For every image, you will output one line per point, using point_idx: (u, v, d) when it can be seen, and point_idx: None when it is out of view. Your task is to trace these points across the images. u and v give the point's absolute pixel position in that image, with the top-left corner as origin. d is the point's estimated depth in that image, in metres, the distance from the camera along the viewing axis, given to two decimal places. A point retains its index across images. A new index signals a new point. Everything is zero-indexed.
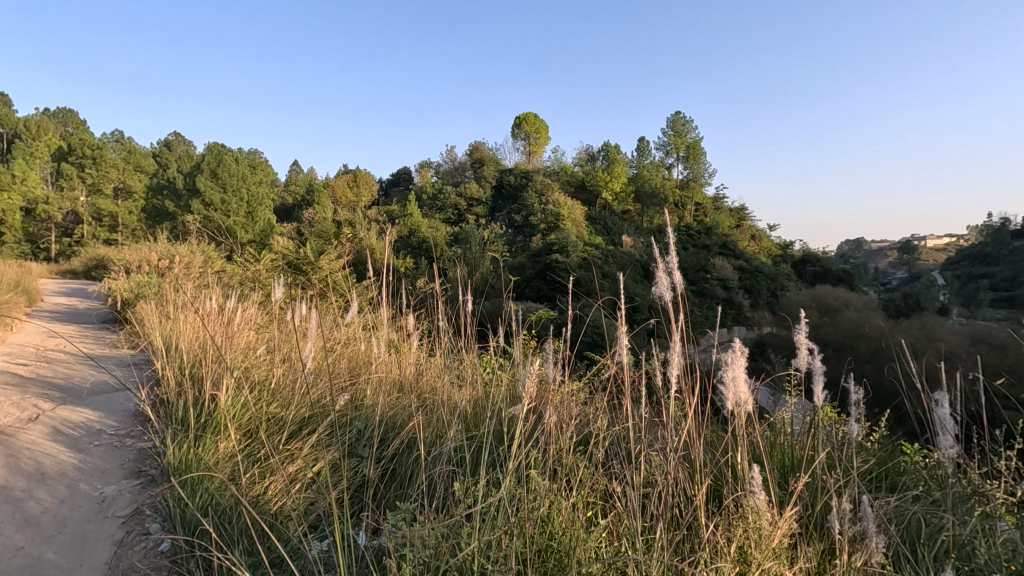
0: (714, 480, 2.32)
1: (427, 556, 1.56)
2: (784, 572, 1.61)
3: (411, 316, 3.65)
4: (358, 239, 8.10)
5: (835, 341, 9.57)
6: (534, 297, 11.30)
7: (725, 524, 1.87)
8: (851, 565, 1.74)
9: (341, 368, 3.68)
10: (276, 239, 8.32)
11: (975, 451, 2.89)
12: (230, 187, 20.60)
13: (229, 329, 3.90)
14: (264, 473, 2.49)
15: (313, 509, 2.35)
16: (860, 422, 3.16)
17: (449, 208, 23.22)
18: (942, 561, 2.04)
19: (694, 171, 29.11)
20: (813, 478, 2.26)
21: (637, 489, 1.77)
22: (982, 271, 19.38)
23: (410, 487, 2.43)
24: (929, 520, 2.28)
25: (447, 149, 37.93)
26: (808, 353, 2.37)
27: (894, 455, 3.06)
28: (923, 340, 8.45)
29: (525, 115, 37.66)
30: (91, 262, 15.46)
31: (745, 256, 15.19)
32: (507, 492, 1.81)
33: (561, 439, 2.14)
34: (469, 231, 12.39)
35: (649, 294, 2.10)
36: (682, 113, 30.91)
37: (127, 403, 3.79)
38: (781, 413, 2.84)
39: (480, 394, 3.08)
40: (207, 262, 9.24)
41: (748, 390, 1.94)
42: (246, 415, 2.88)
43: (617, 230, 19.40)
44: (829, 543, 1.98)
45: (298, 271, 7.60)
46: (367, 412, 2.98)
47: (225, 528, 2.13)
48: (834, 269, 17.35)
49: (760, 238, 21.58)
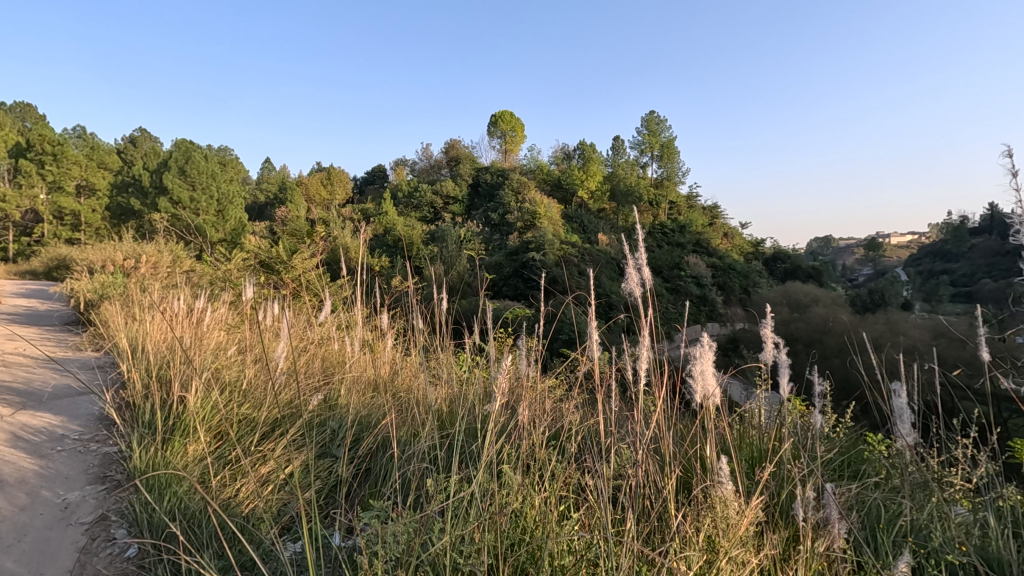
0: (684, 471, 2.37)
1: (400, 552, 1.55)
2: (749, 560, 1.65)
3: (385, 315, 3.60)
4: (331, 238, 8.05)
5: (805, 336, 9.76)
6: (511, 296, 11.35)
7: (693, 515, 1.90)
8: (815, 551, 1.78)
9: (314, 368, 3.63)
10: (247, 238, 8.16)
11: (934, 443, 3.00)
12: (199, 184, 20.17)
13: (199, 331, 3.82)
14: (235, 475, 2.46)
15: (286, 510, 2.33)
16: (826, 414, 3.26)
17: (425, 206, 23.08)
18: (900, 545, 2.12)
19: (668, 171, 29.51)
20: (779, 469, 2.32)
21: (608, 484, 1.79)
22: (944, 267, 20.09)
23: (383, 485, 2.43)
24: (889, 506, 2.38)
25: (422, 147, 37.71)
26: (774, 346, 2.45)
27: (857, 445, 3.16)
28: (887, 334, 8.75)
29: (500, 114, 37.53)
30: (52, 262, 14.98)
31: (717, 254, 15.47)
32: (478, 487, 1.82)
33: (535, 435, 2.16)
34: (445, 230, 12.34)
35: (620, 290, 2.13)
36: (656, 112, 31.24)
37: (91, 406, 3.68)
38: (750, 405, 2.91)
39: (455, 392, 3.09)
40: (175, 261, 9.05)
41: (715, 383, 2.00)
42: (215, 416, 2.83)
43: (593, 228, 19.57)
44: (794, 530, 2.03)
45: (270, 270, 7.50)
46: (341, 411, 2.98)
47: (193, 532, 2.10)
48: (803, 266, 17.78)
49: (732, 236, 21.99)
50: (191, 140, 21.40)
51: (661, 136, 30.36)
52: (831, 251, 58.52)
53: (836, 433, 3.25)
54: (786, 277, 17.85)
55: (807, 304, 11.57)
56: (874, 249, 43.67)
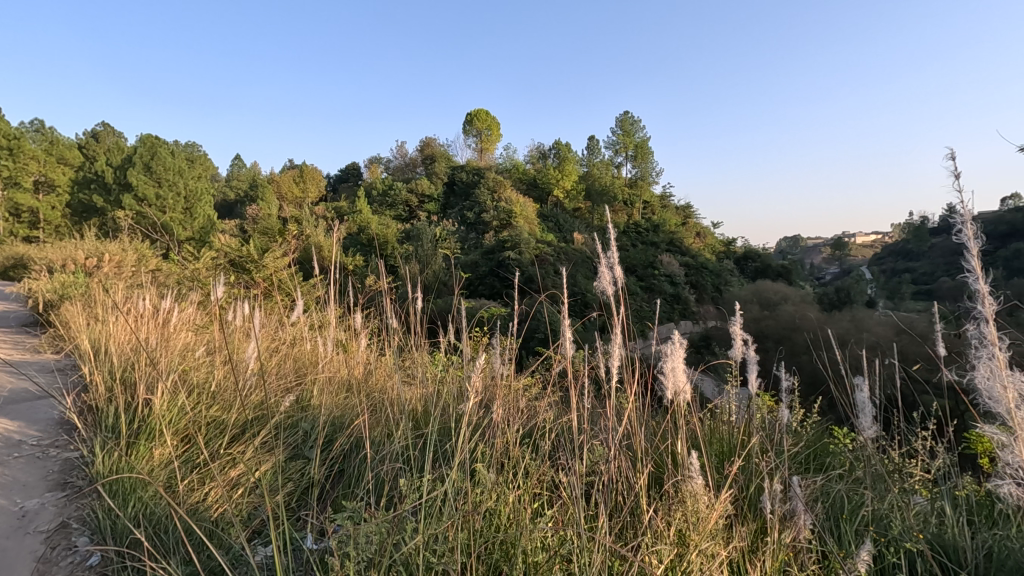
0: (655, 466, 2.41)
1: (372, 552, 1.54)
2: (718, 552, 1.68)
3: (359, 315, 3.56)
4: (304, 236, 7.93)
5: (775, 333, 10.00)
6: (487, 295, 11.35)
7: (665, 508, 1.94)
8: (782, 542, 1.82)
9: (286, 368, 3.57)
10: (216, 236, 7.99)
11: (896, 435, 3.12)
12: (166, 181, 19.66)
13: (165, 330, 3.73)
14: (203, 479, 2.41)
15: (256, 514, 2.29)
16: (793, 409, 3.35)
17: (400, 205, 22.91)
18: (862, 535, 2.18)
19: (643, 171, 29.89)
20: (747, 462, 2.37)
21: (580, 480, 1.82)
22: (905, 266, 20.79)
23: (356, 486, 2.41)
24: (851, 497, 2.46)
25: (397, 144, 37.38)
26: (743, 343, 2.51)
27: (823, 438, 3.26)
28: (853, 331, 9.01)
29: (476, 112, 37.52)
30: (8, 261, 14.38)
31: (690, 253, 15.76)
32: (451, 486, 1.82)
33: (509, 432, 2.16)
34: (420, 229, 12.29)
35: (591, 289, 2.16)
36: (630, 113, 31.65)
37: (51, 410, 3.56)
38: (721, 402, 2.98)
39: (429, 391, 3.07)
40: (141, 261, 8.81)
41: (685, 379, 2.04)
42: (183, 419, 2.75)
43: (569, 228, 19.73)
44: (762, 522, 2.08)
45: (240, 269, 7.36)
46: (313, 412, 2.95)
47: (159, 538, 2.05)
48: (773, 265, 18.22)
49: (704, 235, 22.41)
50: (158, 135, 20.83)
51: (635, 136, 30.75)
52: (800, 250, 60.19)
53: (803, 428, 3.34)
54: (756, 275, 18.26)
55: (777, 302, 11.85)
56: (841, 250, 44.96)
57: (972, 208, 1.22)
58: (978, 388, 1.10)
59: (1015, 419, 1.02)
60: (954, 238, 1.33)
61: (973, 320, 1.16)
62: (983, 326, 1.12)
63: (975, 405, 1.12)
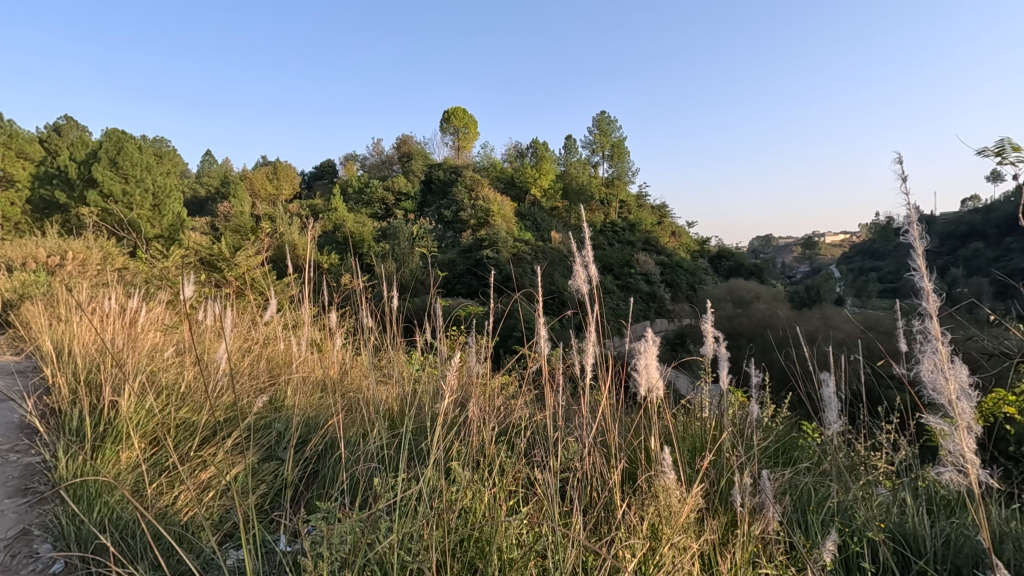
0: (629, 462, 2.45)
1: (346, 552, 1.53)
2: (690, 545, 1.72)
3: (334, 314, 3.52)
4: (278, 234, 7.81)
5: (747, 330, 10.23)
6: (464, 293, 11.33)
7: (638, 504, 1.97)
8: (751, 534, 1.87)
9: (259, 368, 3.52)
10: (187, 234, 7.81)
11: (860, 428, 3.24)
12: (133, 177, 19.14)
13: (132, 331, 3.64)
14: (172, 483, 2.37)
15: (228, 517, 2.26)
16: (764, 405, 3.42)
17: (376, 203, 22.68)
18: (828, 525, 2.24)
19: (619, 170, 30.22)
20: (718, 457, 2.43)
21: (554, 476, 1.84)
22: (872, 266, 21.43)
23: (330, 486, 2.39)
24: (818, 489, 2.53)
25: (373, 142, 37.04)
26: (714, 340, 2.56)
27: (793, 433, 3.35)
28: (822, 328, 9.26)
29: (453, 110, 37.47)
30: None
31: (665, 252, 15.99)
32: (426, 484, 1.81)
33: (485, 431, 2.16)
34: (397, 227, 12.20)
35: (567, 288, 2.18)
36: (607, 113, 31.98)
37: (10, 414, 3.43)
38: (693, 398, 3.03)
39: (406, 390, 3.07)
40: (106, 259, 8.55)
41: (658, 376, 2.08)
42: (151, 422, 2.68)
43: (546, 226, 19.82)
44: (731, 515, 2.13)
45: (211, 267, 7.19)
46: (287, 412, 2.91)
47: (126, 543, 2.01)
48: (746, 264, 18.61)
49: (679, 235, 22.71)
50: (123, 130, 20.26)
51: (612, 136, 31.07)
52: (771, 249, 61.70)
53: (773, 423, 3.42)
54: (730, 274, 18.62)
55: (749, 300, 12.12)
56: (811, 249, 46.13)
57: (917, 206, 1.26)
58: (924, 381, 1.13)
59: (953, 410, 1.05)
60: (899, 238, 1.39)
61: (916, 314, 1.20)
62: (927, 319, 1.15)
63: (921, 397, 1.16)
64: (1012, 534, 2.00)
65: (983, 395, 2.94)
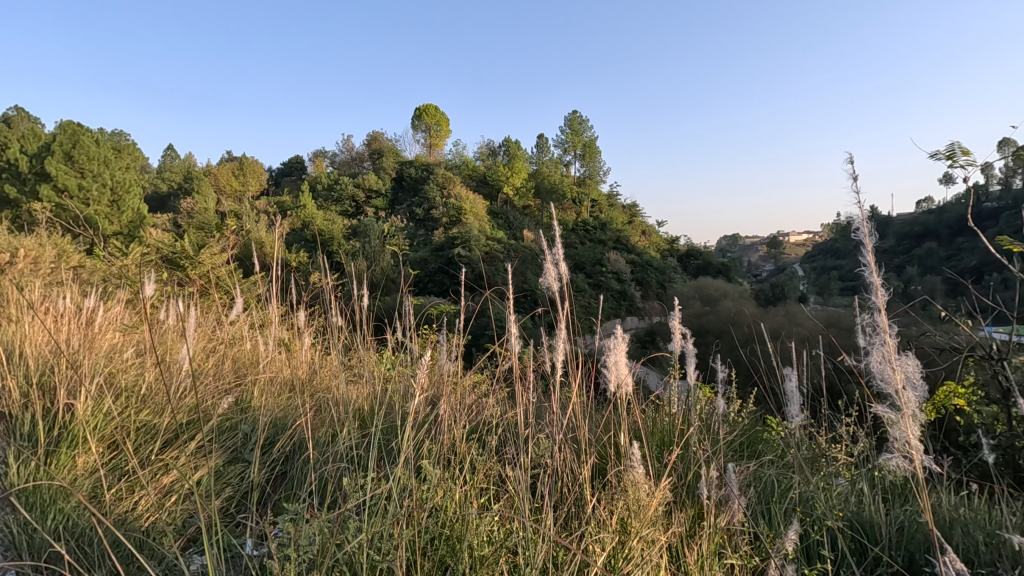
0: (599, 458, 2.48)
1: (314, 553, 1.51)
2: (658, 538, 1.74)
3: (302, 313, 3.46)
4: (244, 232, 7.63)
5: (714, 328, 10.46)
6: (436, 292, 11.27)
7: (608, 499, 2.00)
8: (716, 525, 1.92)
9: (224, 368, 3.44)
10: (147, 230, 7.55)
11: (820, 421, 3.35)
12: (89, 171, 18.62)
13: (90, 332, 3.50)
14: (132, 488, 2.29)
15: (191, 522, 2.20)
16: (731, 400, 3.50)
17: (347, 200, 22.33)
18: (790, 515, 2.30)
19: (591, 169, 30.48)
20: (686, 452, 2.48)
21: (526, 472, 1.85)
22: (834, 265, 22.13)
23: (299, 487, 2.36)
24: (780, 480, 2.60)
25: (343, 139, 36.53)
26: (681, 337, 2.61)
27: (758, 427, 3.44)
28: (785, 325, 9.52)
29: (425, 107, 37.29)
30: None
31: (636, 250, 16.23)
32: (396, 483, 1.81)
33: (456, 429, 2.16)
34: (368, 224, 12.06)
35: (538, 285, 2.20)
36: (579, 113, 32.29)
37: None
38: (662, 393, 3.09)
39: (376, 390, 3.04)
40: (61, 257, 8.20)
41: (627, 372, 2.11)
42: (109, 424, 2.59)
43: (519, 225, 19.87)
44: (698, 507, 2.18)
45: (173, 265, 6.97)
46: (254, 413, 2.85)
47: (83, 552, 1.94)
48: (714, 262, 19.03)
49: (650, 234, 23.05)
50: (80, 123, 19.56)
51: (584, 136, 31.39)
52: (737, 249, 63.25)
53: (739, 417, 3.51)
54: (699, 272, 19.01)
55: (717, 298, 12.38)
56: (777, 248, 47.43)
57: (870, 207, 1.31)
58: (873, 371, 1.18)
59: (899, 399, 1.09)
60: (855, 237, 1.43)
61: (867, 309, 1.25)
62: (876, 313, 1.20)
63: (870, 387, 1.21)
64: (960, 520, 2.10)
65: (936, 389, 3.00)
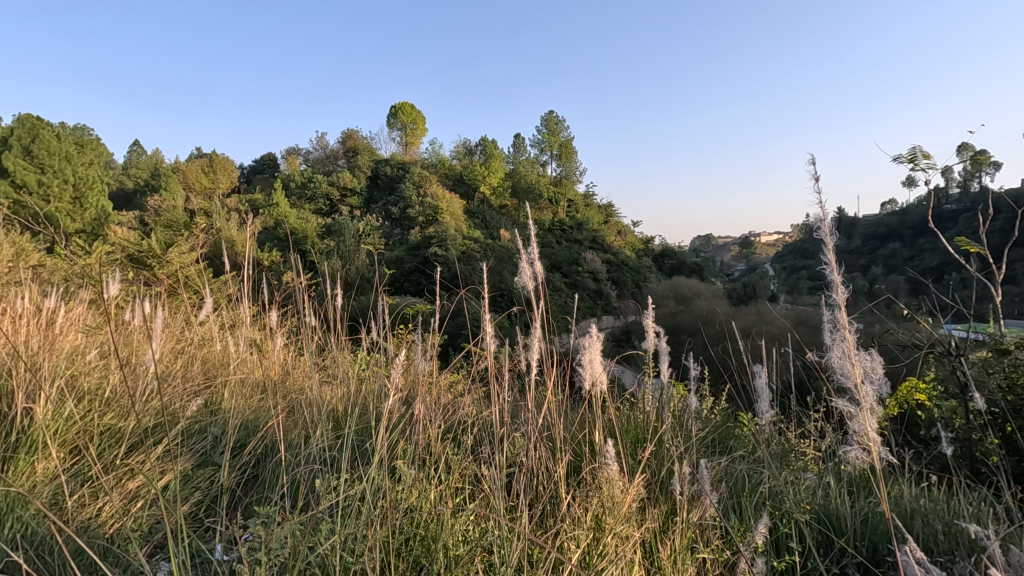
0: (575, 456, 2.50)
1: (287, 556, 1.49)
2: (631, 534, 1.77)
3: (274, 313, 3.39)
4: (213, 230, 7.46)
5: (688, 326, 10.63)
6: (412, 292, 11.19)
7: (582, 496, 2.02)
8: (688, 520, 1.96)
9: (193, 370, 3.35)
10: (111, 228, 7.33)
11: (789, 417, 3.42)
12: (49, 166, 18.05)
13: (50, 333, 3.37)
14: (95, 494, 2.22)
15: (158, 528, 2.15)
16: (703, 397, 3.56)
17: (320, 198, 22.00)
18: (760, 509, 2.36)
19: (567, 170, 30.62)
20: (659, 449, 2.52)
21: (502, 471, 1.86)
22: (804, 264, 22.68)
23: (270, 490, 2.32)
24: (751, 475, 2.67)
25: (317, 136, 36.00)
26: (655, 335, 2.64)
27: (728, 423, 3.50)
28: (756, 323, 9.72)
29: (400, 105, 37.00)
30: None
31: (611, 250, 16.39)
32: (370, 485, 1.79)
33: (432, 429, 2.15)
34: (342, 223, 11.90)
35: (513, 284, 2.19)
36: (555, 113, 32.45)
37: None
38: (636, 391, 3.12)
39: (350, 390, 3.00)
40: (20, 255, 7.91)
41: (602, 370, 2.12)
42: (71, 429, 2.50)
43: (495, 224, 19.85)
44: (671, 503, 2.22)
45: (140, 265, 6.77)
46: (224, 416, 2.79)
47: (41, 561, 1.88)
48: (688, 262, 19.33)
49: (625, 234, 23.29)
50: (40, 117, 18.94)
51: (560, 136, 31.55)
52: (711, 250, 64.37)
53: (711, 413, 3.57)
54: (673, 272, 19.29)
55: (691, 298, 12.58)
56: (749, 249, 48.40)
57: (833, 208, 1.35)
58: (833, 366, 1.21)
59: (858, 393, 1.12)
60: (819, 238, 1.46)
61: (829, 307, 1.28)
62: (837, 310, 1.23)
63: (831, 382, 1.24)
64: (920, 510, 2.18)
65: (898, 384, 3.10)
